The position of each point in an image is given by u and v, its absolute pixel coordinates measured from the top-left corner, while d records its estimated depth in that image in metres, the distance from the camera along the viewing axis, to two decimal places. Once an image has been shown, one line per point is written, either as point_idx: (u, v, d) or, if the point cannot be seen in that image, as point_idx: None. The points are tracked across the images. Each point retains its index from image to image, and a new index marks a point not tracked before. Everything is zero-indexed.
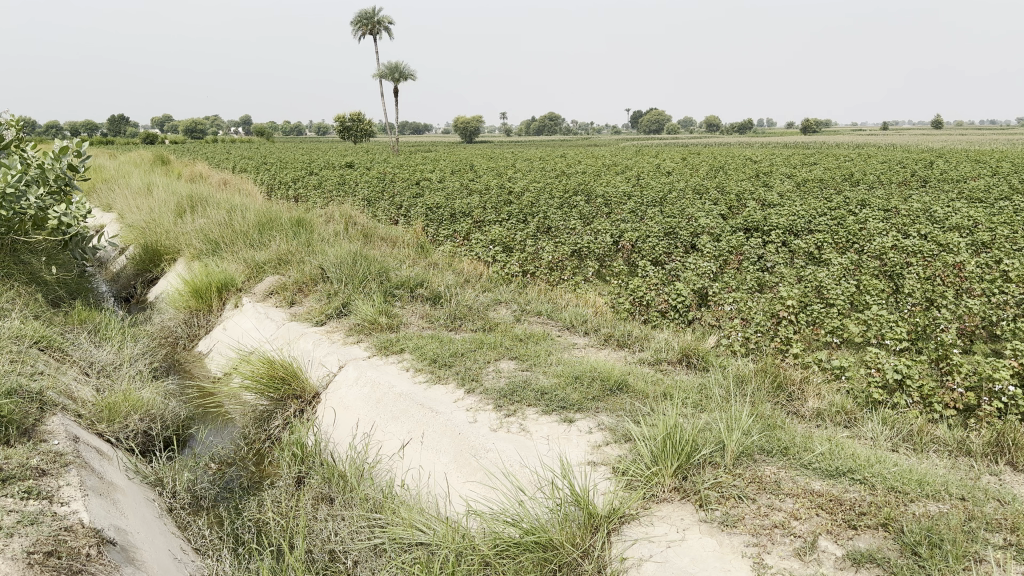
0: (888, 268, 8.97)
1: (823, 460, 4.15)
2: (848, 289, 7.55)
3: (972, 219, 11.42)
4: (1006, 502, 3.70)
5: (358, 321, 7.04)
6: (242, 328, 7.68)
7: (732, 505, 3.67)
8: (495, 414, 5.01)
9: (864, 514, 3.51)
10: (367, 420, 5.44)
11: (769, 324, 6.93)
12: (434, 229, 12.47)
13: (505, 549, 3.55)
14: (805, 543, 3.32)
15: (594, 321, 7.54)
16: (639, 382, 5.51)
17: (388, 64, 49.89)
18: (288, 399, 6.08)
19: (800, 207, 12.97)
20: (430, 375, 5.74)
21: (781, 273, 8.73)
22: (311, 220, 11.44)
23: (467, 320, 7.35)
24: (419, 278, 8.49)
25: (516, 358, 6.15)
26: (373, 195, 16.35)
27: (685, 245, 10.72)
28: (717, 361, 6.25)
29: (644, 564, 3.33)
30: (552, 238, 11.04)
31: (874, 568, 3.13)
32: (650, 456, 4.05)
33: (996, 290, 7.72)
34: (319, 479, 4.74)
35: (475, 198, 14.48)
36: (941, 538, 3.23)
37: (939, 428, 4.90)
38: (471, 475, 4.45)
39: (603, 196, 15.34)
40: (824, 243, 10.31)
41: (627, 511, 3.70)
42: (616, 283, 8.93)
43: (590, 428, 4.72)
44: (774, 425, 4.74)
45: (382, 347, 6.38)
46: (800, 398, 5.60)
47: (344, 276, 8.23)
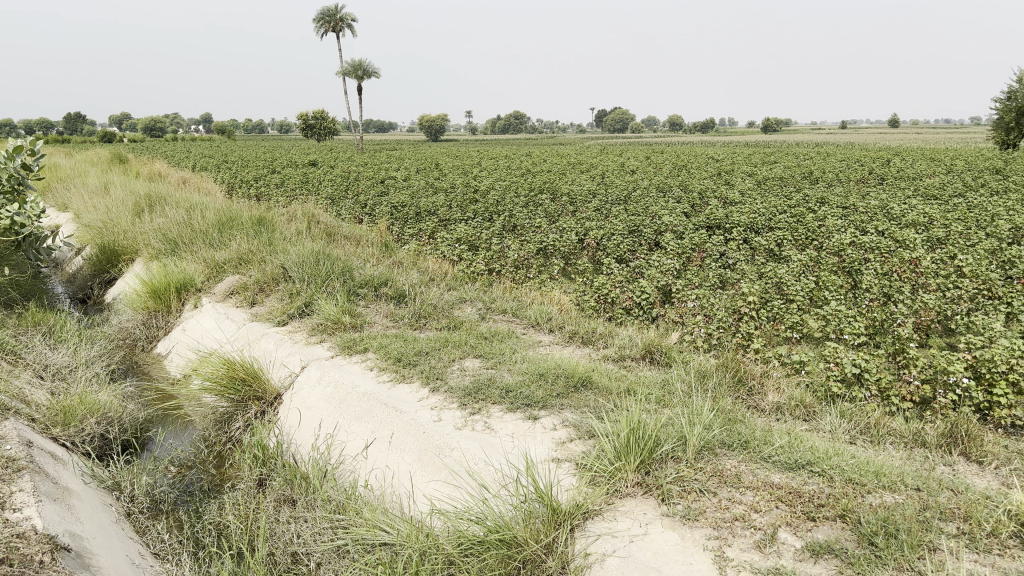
0: (847, 264, 9.13)
1: (783, 453, 4.21)
2: (808, 285, 7.69)
3: (928, 216, 11.67)
4: (960, 492, 3.79)
5: (321, 321, 6.97)
6: (203, 329, 7.57)
7: (693, 498, 3.71)
8: (460, 412, 5.00)
9: (822, 505, 3.57)
10: (330, 420, 5.40)
11: (731, 320, 7.02)
12: (398, 228, 12.40)
13: (469, 547, 3.54)
14: (765, 536, 3.36)
15: (559, 319, 7.57)
16: (603, 378, 5.55)
17: (350, 60, 49.38)
18: (250, 401, 5.99)
19: (762, 205, 13.15)
20: (394, 374, 5.71)
21: (743, 270, 8.85)
22: (273, 219, 11.31)
23: (432, 319, 7.32)
24: (383, 277, 8.45)
25: (481, 356, 6.14)
26: (337, 193, 16.23)
27: (649, 242, 10.81)
28: (680, 357, 6.31)
29: (607, 560, 3.36)
30: (517, 237, 11.04)
31: (832, 559, 3.18)
32: (613, 451, 4.05)
33: (951, 285, 7.91)
34: (281, 481, 4.69)
35: (441, 196, 14.43)
36: (897, 528, 3.29)
37: (895, 420, 5.01)
38: (436, 474, 4.44)
39: (569, 194, 15.42)
40: (784, 240, 10.46)
41: (591, 506, 3.71)
42: (582, 281, 8.97)
43: (554, 425, 4.73)
44: (735, 419, 4.80)
45: (345, 347, 6.33)
46: (761, 392, 5.68)
47: (307, 275, 8.15)
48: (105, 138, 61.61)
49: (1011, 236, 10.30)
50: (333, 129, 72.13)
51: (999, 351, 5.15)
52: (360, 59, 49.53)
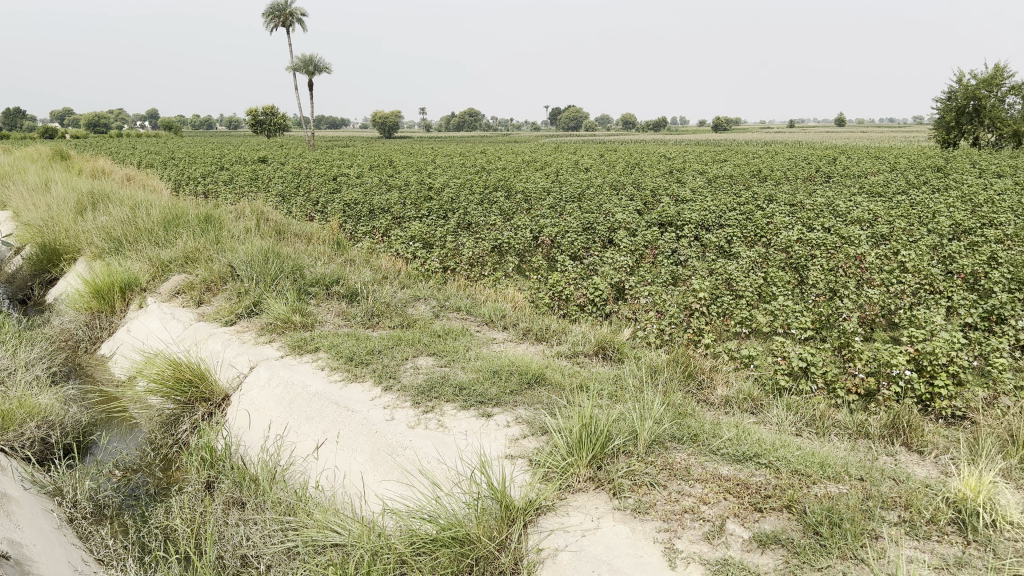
0: (794, 260, 9.31)
1: (730, 445, 4.28)
2: (756, 281, 7.83)
3: (872, 213, 11.97)
4: (901, 481, 3.89)
5: (271, 320, 6.87)
6: (148, 330, 7.40)
7: (644, 492, 3.75)
8: (413, 411, 4.97)
9: (769, 496, 3.64)
10: (280, 421, 5.32)
11: (683, 316, 7.10)
12: (351, 226, 12.30)
13: (422, 546, 3.51)
14: (713, 527, 3.41)
15: (513, 316, 7.59)
16: (555, 374, 5.58)
17: (301, 56, 48.70)
18: (197, 402, 5.86)
19: (712, 203, 13.35)
20: (346, 373, 5.66)
21: (694, 266, 8.97)
22: (221, 217, 11.11)
23: (385, 317, 7.27)
24: (335, 275, 8.36)
25: (434, 354, 6.13)
26: (288, 190, 16.03)
27: (603, 239, 10.90)
28: (632, 353, 6.37)
29: (559, 555, 3.37)
30: (471, 235, 11.02)
31: (779, 548, 3.24)
32: (566, 447, 4.06)
33: (894, 280, 8.12)
34: (229, 483, 4.61)
35: (394, 194, 14.35)
36: (841, 517, 3.37)
37: (840, 412, 5.13)
38: (387, 473, 4.41)
39: (523, 191, 15.46)
40: (734, 238, 10.64)
41: (543, 502, 3.71)
42: (536, 278, 9.01)
43: (507, 422, 4.74)
44: (684, 413, 4.86)
45: (295, 346, 6.25)
46: (710, 386, 5.76)
47: (255, 274, 8.01)
48: (45, 134, 60.08)
49: (951, 232, 10.63)
50: (284, 125, 71.07)
51: (939, 344, 5.30)
52: (311, 54, 48.88)
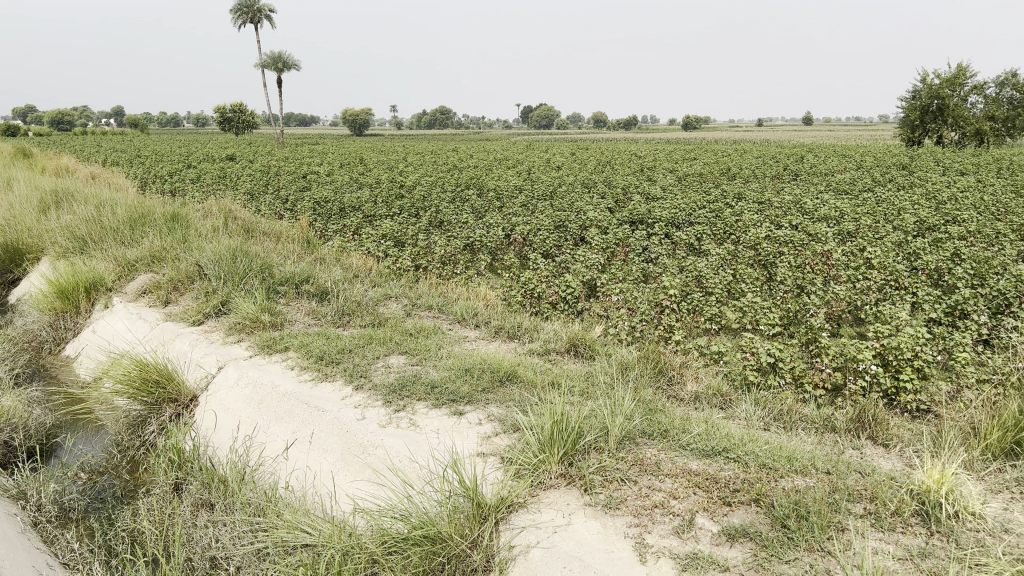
0: (763, 258, 9.42)
1: (700, 440, 4.32)
2: (726, 278, 7.90)
3: (839, 211, 12.15)
4: (866, 474, 3.96)
5: (239, 320, 6.79)
6: (113, 330, 7.29)
7: (615, 487, 3.78)
8: (385, 410, 4.94)
9: (737, 490, 3.68)
10: (249, 421, 5.27)
11: (654, 313, 7.15)
12: (321, 224, 12.22)
13: (393, 545, 3.49)
14: (683, 521, 3.45)
15: (485, 314, 7.59)
16: (527, 372, 5.59)
17: (270, 53, 48.19)
18: (164, 403, 5.77)
19: (682, 201, 13.45)
20: (316, 372, 5.62)
21: (665, 264, 9.04)
22: (188, 215, 10.97)
23: (356, 316, 7.23)
24: (305, 274, 8.30)
25: (406, 353, 6.11)
26: (257, 188, 15.88)
27: (575, 237, 10.94)
28: (604, 350, 6.40)
29: (530, 551, 3.37)
30: (443, 233, 10.99)
31: (747, 542, 3.28)
32: (537, 444, 4.06)
33: (861, 276, 8.24)
34: (198, 485, 4.55)
35: (364, 192, 14.28)
36: (808, 510, 3.42)
37: (807, 407, 5.20)
38: (358, 473, 4.39)
39: (495, 189, 15.45)
40: (704, 235, 10.73)
41: (515, 499, 3.72)
42: (508, 276, 9.01)
43: (479, 420, 4.74)
44: (654, 408, 4.90)
45: (265, 346, 6.19)
46: (680, 382, 5.81)
47: (223, 273, 7.91)
48: (7, 131, 58.94)
49: (916, 229, 10.82)
50: (252, 122, 70.33)
51: (904, 339, 5.40)
52: (280, 51, 48.40)
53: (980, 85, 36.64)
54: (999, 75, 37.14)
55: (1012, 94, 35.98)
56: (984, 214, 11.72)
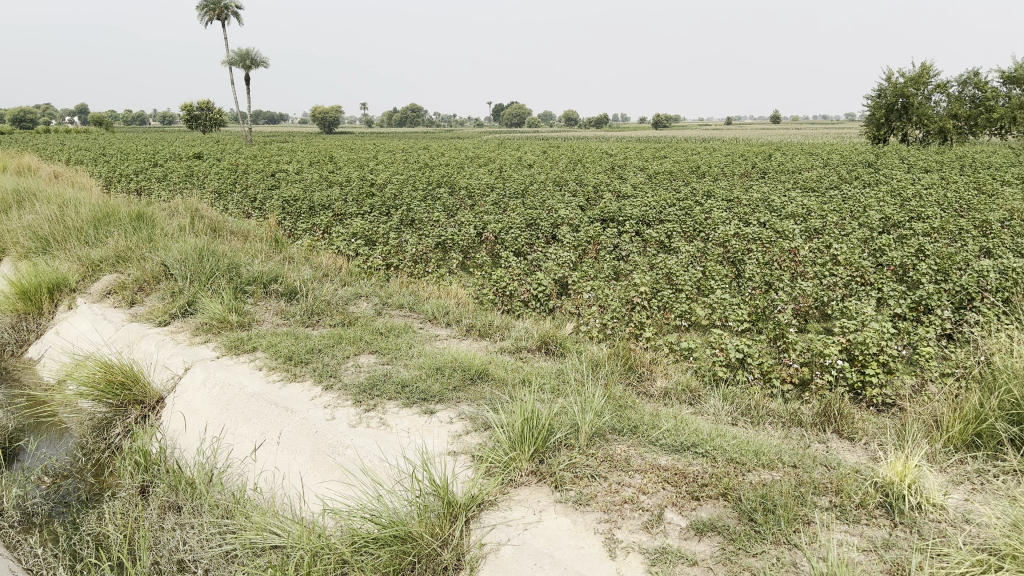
0: (731, 255, 9.51)
1: (669, 436, 4.35)
2: (695, 275, 7.98)
3: (806, 208, 12.30)
4: (832, 467, 4.01)
5: (205, 320, 6.72)
6: (78, 332, 7.16)
7: (585, 484, 3.79)
8: (354, 409, 4.92)
9: (706, 485, 3.72)
10: (216, 423, 5.21)
11: (625, 310, 7.20)
12: (290, 223, 12.11)
13: (363, 545, 3.47)
14: (652, 517, 3.47)
15: (456, 313, 7.57)
16: (498, 370, 5.60)
17: (238, 50, 47.67)
18: (130, 405, 5.67)
19: (652, 199, 13.53)
20: (284, 373, 5.57)
21: (635, 261, 9.09)
22: (154, 215, 10.82)
23: (325, 315, 7.19)
24: (273, 274, 8.22)
25: (376, 352, 6.09)
26: (225, 187, 15.70)
27: (546, 235, 10.96)
28: (574, 347, 6.43)
29: (501, 549, 3.37)
30: (414, 231, 10.96)
31: (715, 535, 3.31)
32: (508, 442, 4.06)
33: (827, 273, 8.36)
34: (164, 487, 4.49)
35: (334, 190, 14.20)
36: (774, 503, 3.46)
37: (774, 402, 5.27)
38: (328, 474, 4.36)
39: (466, 187, 15.42)
40: (674, 233, 10.80)
41: (486, 497, 3.72)
42: (480, 275, 9.00)
43: (450, 418, 4.74)
44: (624, 405, 4.92)
45: (232, 346, 6.14)
46: (650, 378, 5.85)
47: (190, 273, 7.81)
48: None
49: (881, 226, 10.99)
50: (220, 120, 69.51)
51: (869, 335, 5.50)
52: (248, 48, 47.89)
53: (944, 83, 37.30)
54: (962, 73, 37.83)
55: (973, 93, 36.64)
56: (948, 210, 11.93)
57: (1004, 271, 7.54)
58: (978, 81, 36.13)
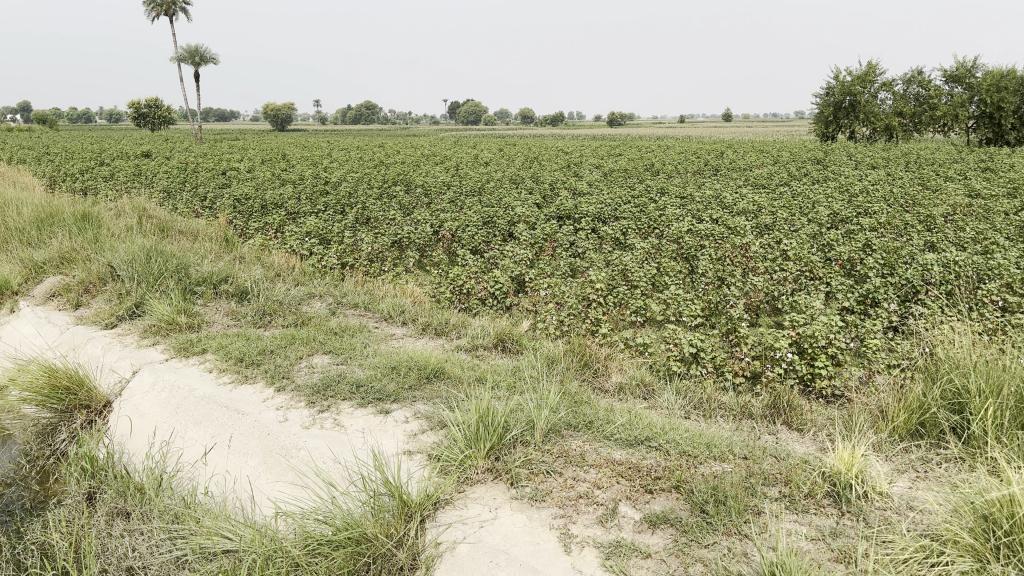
0: (685, 250, 9.63)
1: (623, 430, 4.39)
2: (650, 272, 8.06)
3: (758, 205, 12.51)
4: (781, 457, 4.09)
5: (154, 322, 6.58)
6: (20, 336, 6.96)
7: (540, 480, 3.81)
8: (308, 411, 4.86)
9: (659, 478, 3.77)
10: (165, 427, 5.10)
11: (581, 308, 7.24)
12: (242, 222, 11.92)
13: (316, 547, 3.41)
14: (606, 511, 3.50)
15: (412, 311, 7.54)
16: (454, 368, 5.60)
17: (187, 46, 46.77)
18: (75, 410, 5.52)
19: (608, 196, 13.64)
20: (235, 374, 5.48)
21: (591, 258, 9.16)
22: (100, 215, 10.56)
23: (277, 316, 7.11)
24: (223, 274, 8.09)
25: (330, 352, 6.03)
26: (173, 186, 15.37)
27: (503, 233, 10.96)
28: (530, 344, 6.45)
29: (457, 547, 3.36)
30: (369, 230, 10.88)
31: (668, 528, 3.35)
32: (464, 440, 4.05)
33: (777, 268, 8.52)
34: (112, 493, 4.39)
35: (288, 189, 14.01)
36: (725, 495, 3.52)
37: (726, 395, 5.35)
38: (281, 476, 4.30)
39: (422, 185, 15.35)
40: (629, 229, 10.89)
41: (441, 496, 3.70)
42: (437, 274, 8.98)
43: (405, 418, 4.72)
44: (580, 401, 4.96)
45: (182, 348, 6.03)
46: (605, 373, 5.90)
47: (137, 274, 7.65)
48: None
49: (829, 221, 11.22)
50: (168, 117, 68.03)
51: (818, 328, 5.63)
52: (197, 44, 46.99)
53: (889, 82, 38.27)
54: (906, 72, 38.90)
55: (917, 91, 37.66)
56: (893, 206, 12.25)
57: (946, 264, 7.76)
58: (922, 79, 37.18)
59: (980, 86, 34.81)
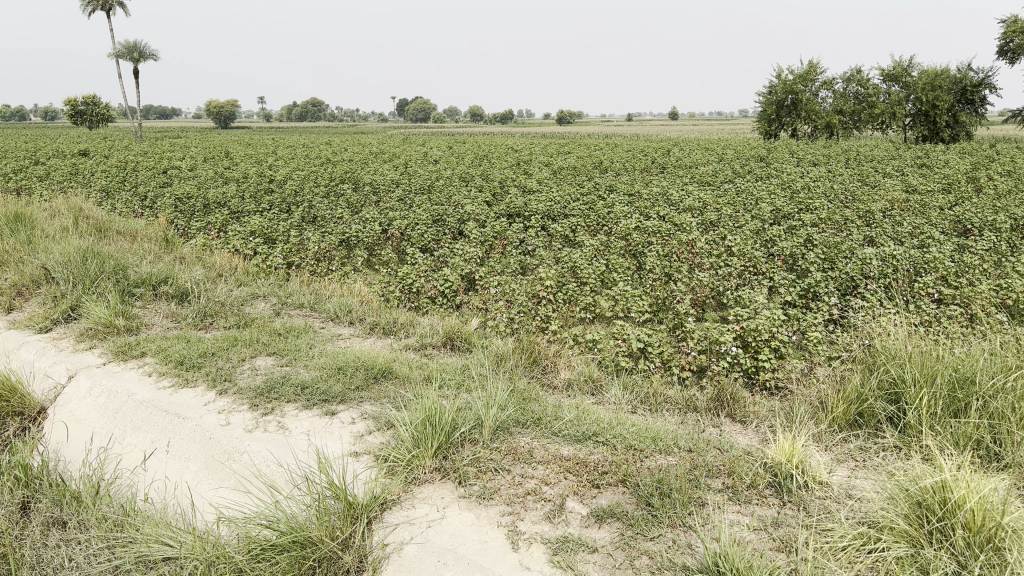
0: (633, 247, 9.75)
1: (571, 426, 4.42)
2: (599, 268, 8.13)
3: (703, 201, 12.72)
4: (725, 449, 4.16)
5: (90, 325, 6.40)
6: None
7: (489, 477, 3.82)
8: (251, 414, 4.78)
9: (606, 472, 3.81)
10: (103, 433, 4.96)
11: (531, 305, 7.26)
12: (184, 221, 11.66)
13: (260, 552, 3.34)
14: (554, 506, 3.52)
15: (359, 311, 7.47)
16: (402, 368, 5.57)
17: (126, 41, 45.47)
18: (8, 417, 5.24)
19: (557, 194, 13.71)
20: (176, 378, 5.36)
21: (541, 256, 9.18)
22: (33, 215, 10.20)
23: (219, 317, 6.97)
24: (163, 275, 7.91)
25: (275, 354, 5.94)
26: (112, 185, 14.95)
27: (453, 231, 10.94)
28: (479, 342, 6.45)
29: (404, 548, 3.33)
30: (316, 228, 10.74)
31: (615, 522, 3.38)
32: (411, 440, 4.03)
33: (722, 263, 8.66)
34: (48, 502, 4.24)
35: (232, 187, 13.77)
36: (670, 488, 3.58)
37: (671, 390, 5.42)
38: (223, 481, 4.21)
39: (371, 183, 15.25)
40: (578, 227, 10.98)
41: (389, 497, 3.67)
42: (386, 272, 8.92)
43: (352, 419, 4.68)
44: (528, 398, 4.97)
45: (119, 352, 5.87)
46: (553, 370, 5.92)
47: (73, 276, 7.43)
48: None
49: (772, 217, 11.47)
50: (105, 113, 65.98)
51: (761, 322, 5.76)
52: (136, 39, 45.76)
53: (830, 81, 39.26)
54: (845, 72, 39.96)
55: (857, 90, 38.70)
56: (834, 202, 12.58)
57: (885, 257, 7.99)
58: (860, 79, 38.23)
59: (915, 85, 35.96)
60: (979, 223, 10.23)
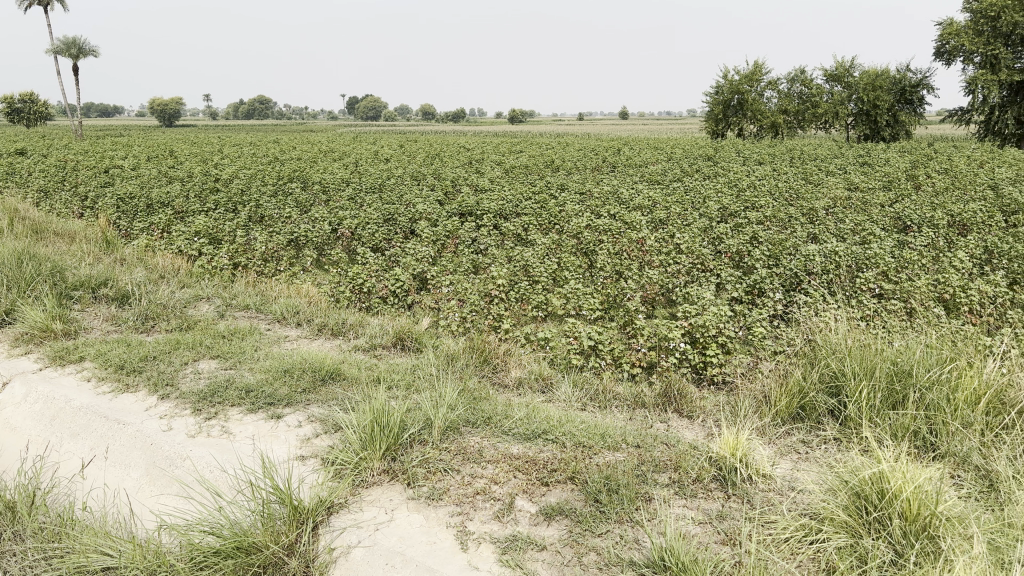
0: (584, 246, 9.81)
1: (521, 424, 4.44)
2: (550, 267, 8.17)
3: (652, 200, 12.87)
4: (671, 444, 4.22)
5: (26, 330, 6.21)
6: None
7: (437, 478, 3.81)
8: (194, 419, 4.69)
9: (555, 470, 3.82)
10: (39, 441, 4.81)
11: (483, 304, 7.26)
12: (126, 222, 11.37)
13: (203, 559, 3.26)
14: (503, 505, 3.53)
15: (307, 312, 7.37)
16: (351, 369, 5.53)
17: (64, 38, 44.13)
18: None
19: (508, 193, 13.74)
20: (116, 383, 5.22)
21: (494, 255, 9.18)
22: None
23: (162, 320, 6.82)
24: (102, 277, 7.72)
25: (219, 356, 5.83)
26: (50, 185, 14.51)
27: (404, 230, 10.88)
28: (430, 342, 6.43)
29: (352, 551, 3.30)
30: (263, 228, 10.59)
31: (563, 519, 3.41)
32: (359, 442, 3.99)
33: (671, 261, 8.78)
34: None
35: (177, 186, 13.48)
36: (617, 484, 3.62)
37: (620, 386, 5.47)
38: (165, 488, 4.12)
39: (320, 181, 15.08)
40: (530, 225, 11.01)
41: (335, 500, 3.63)
42: (335, 272, 8.82)
43: (298, 422, 4.62)
44: (478, 397, 4.97)
45: (56, 357, 5.70)
46: (504, 368, 5.92)
47: (8, 280, 7.20)
48: None
49: (720, 215, 11.66)
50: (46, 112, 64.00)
51: (709, 319, 5.85)
52: (75, 36, 44.46)
53: (775, 82, 40.08)
54: (790, 73, 40.83)
55: (801, 90, 39.58)
56: (778, 200, 12.85)
57: (828, 253, 8.18)
58: (805, 78, 39.10)
59: (857, 85, 36.89)
60: (918, 219, 10.54)
